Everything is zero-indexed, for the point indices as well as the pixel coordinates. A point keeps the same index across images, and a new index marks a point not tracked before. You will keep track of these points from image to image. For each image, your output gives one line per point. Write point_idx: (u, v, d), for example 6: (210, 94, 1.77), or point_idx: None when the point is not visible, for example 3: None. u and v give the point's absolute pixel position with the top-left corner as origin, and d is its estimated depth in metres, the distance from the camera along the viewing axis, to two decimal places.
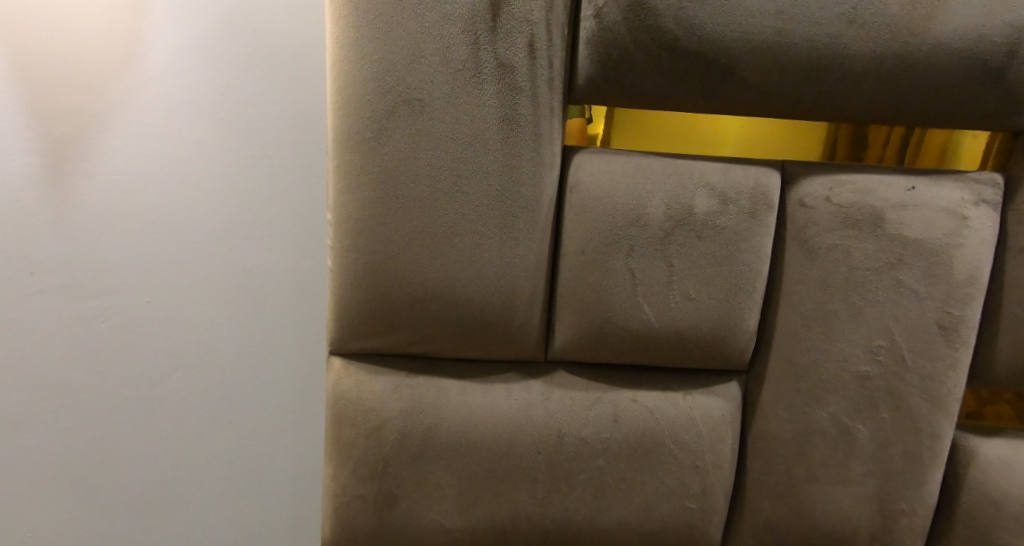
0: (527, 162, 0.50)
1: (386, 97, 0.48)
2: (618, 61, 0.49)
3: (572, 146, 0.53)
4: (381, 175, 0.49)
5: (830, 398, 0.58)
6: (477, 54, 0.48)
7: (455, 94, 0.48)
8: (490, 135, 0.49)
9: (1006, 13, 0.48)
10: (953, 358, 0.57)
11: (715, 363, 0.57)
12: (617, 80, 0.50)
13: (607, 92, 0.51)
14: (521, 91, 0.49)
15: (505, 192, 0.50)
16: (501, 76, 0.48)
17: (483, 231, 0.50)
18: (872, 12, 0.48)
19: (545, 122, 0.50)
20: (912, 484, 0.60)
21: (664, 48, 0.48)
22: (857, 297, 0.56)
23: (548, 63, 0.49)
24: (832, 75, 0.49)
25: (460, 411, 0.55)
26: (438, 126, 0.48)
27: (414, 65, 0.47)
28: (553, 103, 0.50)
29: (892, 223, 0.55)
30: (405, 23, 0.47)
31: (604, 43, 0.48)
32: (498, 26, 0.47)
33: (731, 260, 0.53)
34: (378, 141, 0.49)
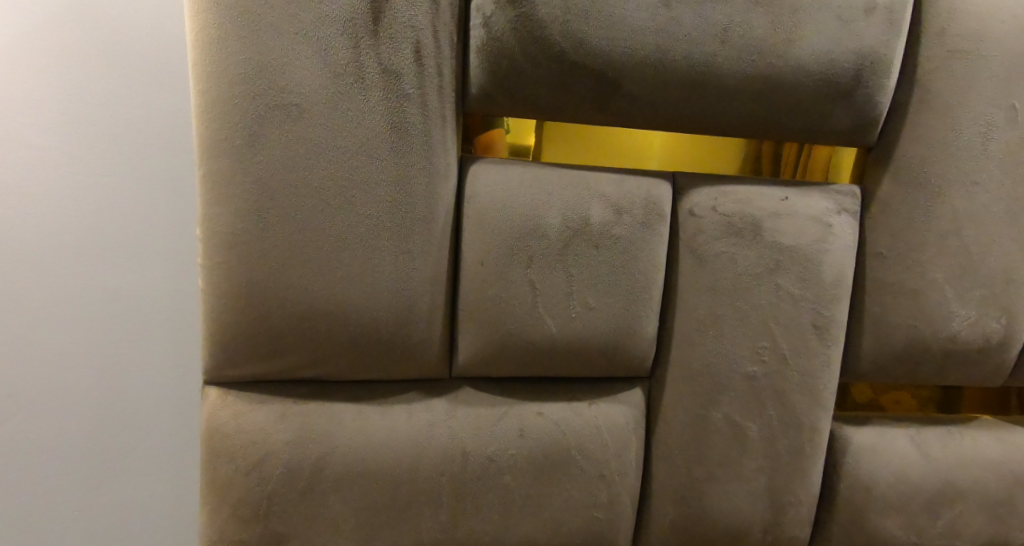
0: (419, 172, 0.48)
1: (260, 101, 0.45)
2: (508, 71, 0.49)
3: (469, 157, 0.52)
4: (255, 185, 0.46)
5: (723, 399, 0.61)
6: (359, 58, 0.45)
7: (336, 100, 0.46)
8: (379, 144, 0.47)
9: (853, 40, 0.53)
10: (826, 355, 0.62)
11: (616, 371, 0.57)
12: (508, 90, 0.49)
13: (500, 102, 0.50)
14: (409, 98, 0.47)
15: (398, 202, 0.48)
16: (386, 82, 0.46)
17: (374, 244, 0.48)
18: (740, 34, 0.51)
19: (436, 131, 0.48)
20: (798, 475, 0.64)
21: (553, 60, 0.48)
22: (742, 302, 0.59)
23: (437, 70, 0.47)
24: (709, 91, 0.52)
25: (357, 437, 0.51)
26: (319, 134, 0.46)
27: (290, 68, 0.45)
28: (444, 111, 0.48)
29: (769, 230, 0.59)
30: (277, 23, 0.44)
31: (493, 53, 0.48)
32: (380, 30, 0.46)
33: (627, 269, 0.54)
34: (251, 148, 0.45)
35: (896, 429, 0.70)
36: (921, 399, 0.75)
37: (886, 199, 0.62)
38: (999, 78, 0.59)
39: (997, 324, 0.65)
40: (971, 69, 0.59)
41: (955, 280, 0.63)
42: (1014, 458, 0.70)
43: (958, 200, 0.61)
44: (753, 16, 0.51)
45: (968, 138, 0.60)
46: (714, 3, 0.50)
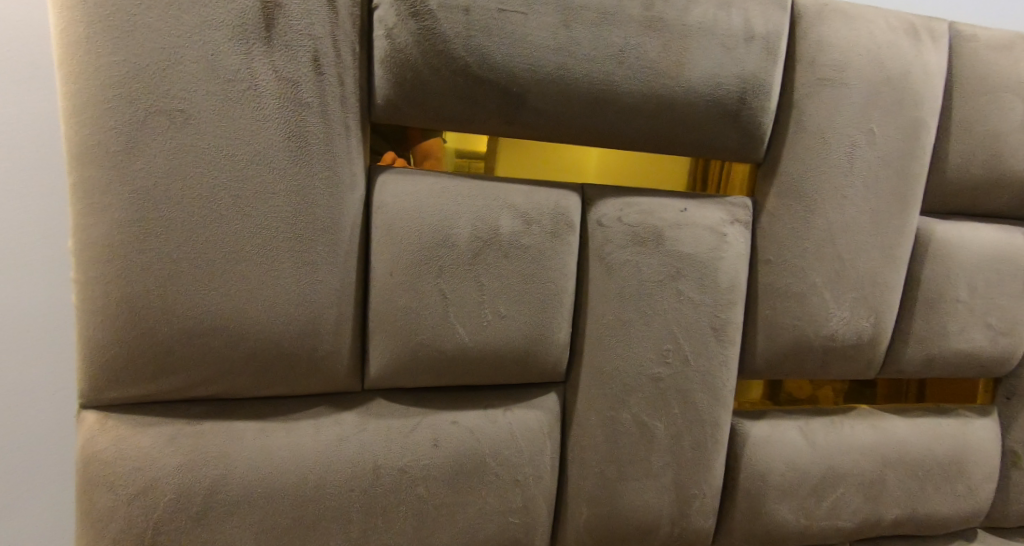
0: (322, 182, 0.47)
1: (139, 106, 0.42)
2: (413, 83, 0.49)
3: (378, 167, 0.52)
4: (136, 194, 0.43)
5: (631, 400, 0.64)
6: (252, 64, 0.44)
7: (227, 107, 0.44)
8: (277, 153, 0.46)
9: (735, 65, 0.58)
10: (723, 355, 0.66)
11: (528, 377, 0.59)
12: (414, 102, 0.50)
13: (407, 113, 0.50)
14: (308, 106, 0.46)
15: (299, 213, 0.47)
16: (282, 90, 0.45)
17: (274, 255, 0.46)
18: (636, 56, 0.54)
19: (339, 140, 0.48)
20: (700, 469, 0.68)
21: (458, 74, 0.49)
22: (647, 307, 0.62)
23: (338, 79, 0.47)
24: (609, 109, 0.55)
25: (259, 456, 0.49)
26: (210, 142, 0.44)
27: (174, 72, 0.43)
28: (348, 121, 0.48)
29: (670, 240, 0.62)
30: (157, 25, 0.42)
31: (398, 64, 0.48)
32: (274, 37, 0.44)
33: (537, 278, 0.55)
34: (130, 155, 0.43)
35: (787, 421, 0.76)
36: (829, 393, 0.80)
37: (772, 211, 0.68)
38: (861, 104, 0.67)
39: (867, 322, 0.72)
40: (837, 96, 0.66)
41: (830, 284, 0.70)
42: (886, 443, 0.79)
43: (831, 211, 0.68)
44: (648, 40, 0.55)
45: (838, 157, 0.67)
46: (612, 26, 0.53)
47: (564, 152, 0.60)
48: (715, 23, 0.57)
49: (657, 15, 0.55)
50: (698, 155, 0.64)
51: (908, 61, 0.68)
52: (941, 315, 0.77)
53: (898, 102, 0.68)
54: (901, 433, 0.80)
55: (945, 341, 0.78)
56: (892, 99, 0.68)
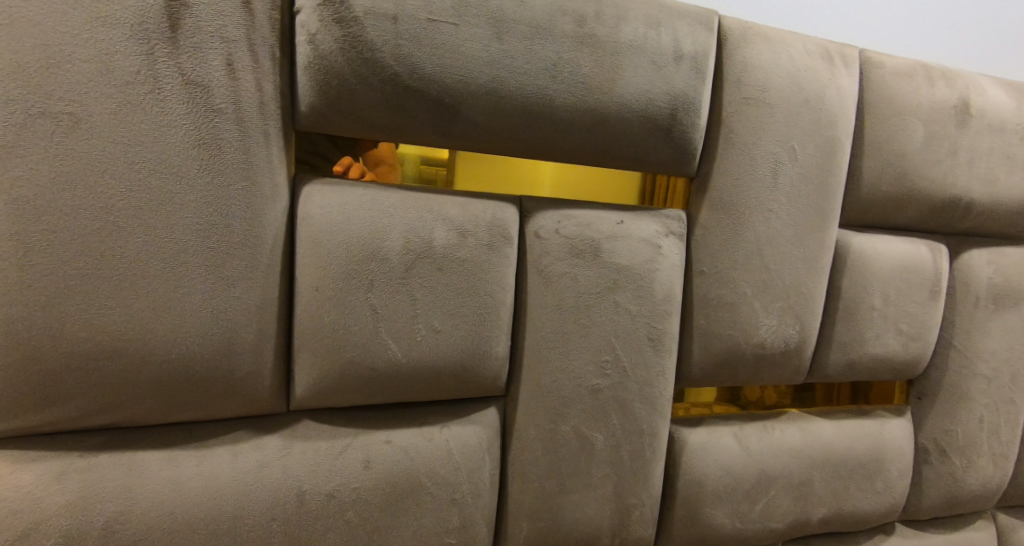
0: (238, 192, 0.45)
1: (17, 108, 0.39)
2: (338, 91, 0.47)
3: (303, 177, 0.50)
4: (15, 205, 0.39)
5: (570, 412, 0.64)
6: (154, 66, 0.41)
7: (126, 111, 0.41)
8: (185, 162, 0.43)
9: (665, 83, 0.60)
10: (660, 365, 0.67)
11: (464, 393, 0.57)
12: (341, 110, 0.48)
13: (333, 121, 0.49)
14: (221, 113, 0.44)
15: (212, 225, 0.44)
16: (190, 95, 0.42)
17: (182, 270, 0.43)
18: (569, 70, 0.55)
19: (257, 149, 0.45)
20: (639, 479, 0.68)
21: (387, 83, 0.48)
22: (585, 319, 0.63)
23: (255, 85, 0.45)
24: (544, 122, 0.56)
25: (168, 487, 0.45)
26: (105, 149, 0.41)
27: (60, 73, 0.39)
28: (268, 128, 0.46)
29: (606, 252, 0.63)
30: (42, 20, 0.38)
31: (322, 72, 0.46)
32: (180, 38, 0.42)
33: (473, 291, 0.55)
34: (8, 161, 0.39)
35: (723, 428, 0.78)
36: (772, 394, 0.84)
37: (704, 223, 0.70)
38: (782, 123, 0.70)
39: (793, 330, 0.76)
40: (761, 114, 0.69)
41: (758, 294, 0.73)
42: (812, 445, 0.82)
43: (758, 224, 0.71)
44: (580, 55, 0.55)
45: (764, 172, 0.70)
46: (545, 40, 0.54)
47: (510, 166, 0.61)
48: (644, 41, 0.59)
49: (589, 31, 0.56)
50: (632, 168, 0.65)
51: (824, 83, 0.72)
52: (859, 322, 0.81)
53: (816, 122, 0.72)
54: (826, 436, 0.83)
55: (863, 346, 0.82)
56: (810, 118, 0.72)
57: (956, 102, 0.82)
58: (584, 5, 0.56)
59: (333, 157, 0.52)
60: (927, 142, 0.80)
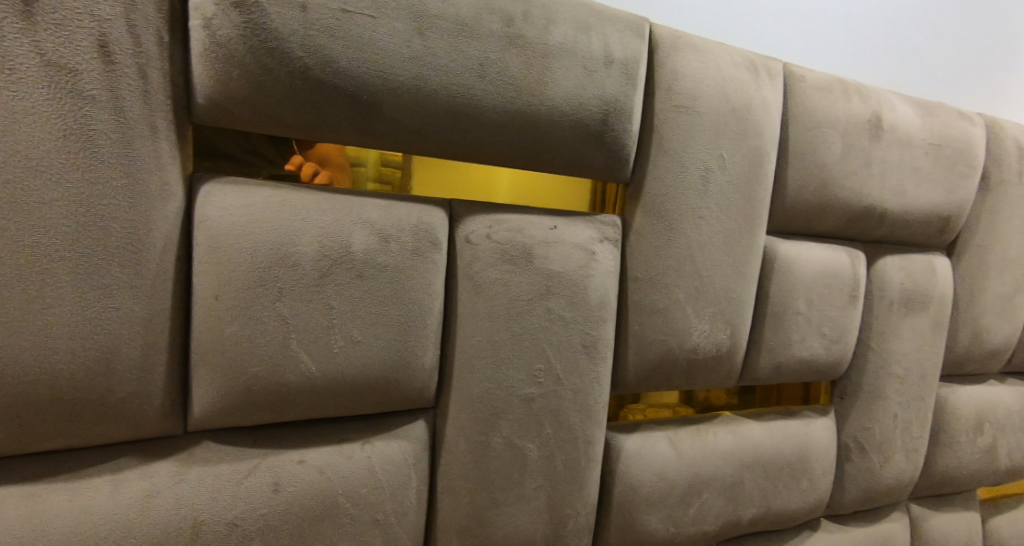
0: (115, 190, 0.41)
1: None
2: (241, 82, 0.44)
3: (197, 175, 0.46)
4: None
5: (502, 423, 0.62)
6: (6, 45, 0.37)
7: None
8: (49, 155, 0.39)
9: (594, 88, 0.60)
10: (595, 372, 0.66)
11: (387, 406, 0.54)
12: (243, 103, 0.45)
13: (235, 115, 0.45)
14: (93, 101, 0.40)
15: (81, 227, 0.40)
16: (52, 79, 0.38)
17: (45, 276, 0.39)
18: (496, 71, 0.54)
19: (140, 142, 0.42)
20: (574, 489, 0.67)
21: (296, 76, 0.45)
22: (517, 326, 0.61)
23: (137, 72, 0.41)
24: (471, 122, 0.54)
25: (34, 521, 0.41)
26: None
27: None
28: (153, 120, 0.42)
29: (539, 257, 0.62)
30: None
31: (219, 60, 0.43)
32: (38, 14, 0.37)
33: (396, 298, 0.52)
34: None
35: (657, 433, 0.79)
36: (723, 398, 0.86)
37: (638, 229, 0.70)
38: (711, 131, 0.72)
39: (724, 335, 0.77)
40: (691, 122, 0.70)
41: (690, 299, 0.73)
42: (743, 448, 0.84)
43: (689, 230, 0.72)
44: (507, 56, 0.54)
45: (695, 179, 0.71)
46: (471, 38, 0.52)
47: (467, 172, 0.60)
48: (574, 45, 0.58)
49: (517, 31, 0.55)
50: (564, 172, 0.64)
51: (750, 94, 0.74)
52: (786, 326, 0.84)
53: (743, 131, 0.74)
54: (756, 438, 0.85)
55: (789, 349, 0.85)
56: (737, 128, 0.73)
57: (870, 116, 0.86)
58: (512, 5, 0.55)
59: (269, 157, 0.50)
60: (844, 153, 0.84)
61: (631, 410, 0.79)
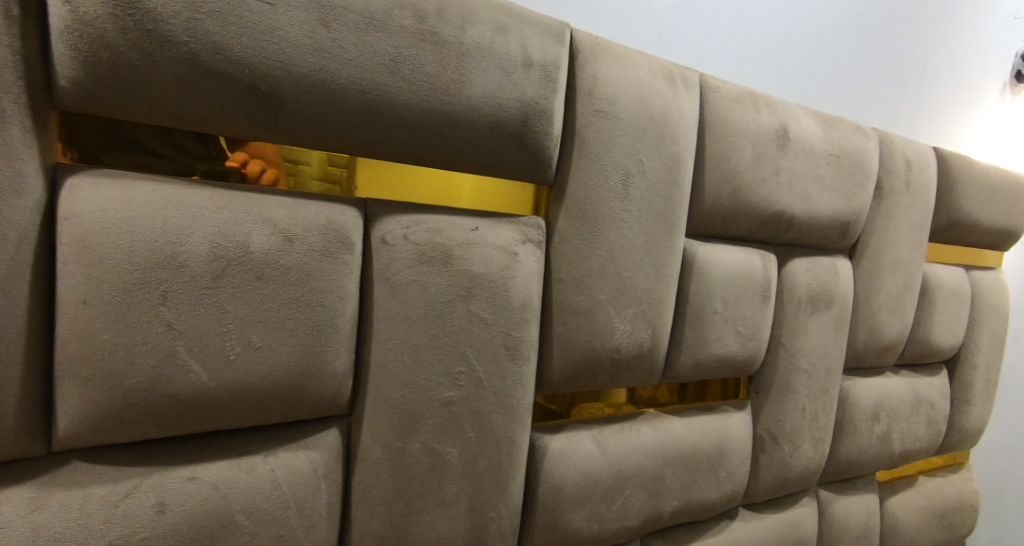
0: None
1: None
2: (112, 66, 0.41)
3: (65, 166, 0.42)
4: None
5: (422, 428, 0.60)
6: None
7: None
8: None
9: (513, 90, 0.60)
10: (518, 374, 0.66)
11: (293, 416, 0.52)
12: (114, 87, 0.42)
13: (106, 101, 0.42)
14: None
15: None
16: None
17: None
18: (409, 68, 0.53)
19: None
20: (496, 492, 0.66)
21: (181, 62, 0.43)
22: (437, 329, 0.60)
23: None
24: (382, 120, 0.53)
25: None
26: None
27: None
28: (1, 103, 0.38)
29: (459, 259, 0.61)
30: None
31: (85, 40, 0.40)
32: None
33: (302, 301, 0.50)
34: None
35: (582, 432, 0.79)
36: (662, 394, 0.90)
37: (561, 232, 0.70)
38: (630, 137, 0.73)
39: (645, 334, 0.79)
40: (611, 127, 0.72)
41: (612, 300, 0.75)
42: (664, 444, 0.86)
43: (611, 233, 0.73)
44: (420, 53, 0.54)
45: (615, 182, 0.72)
46: (381, 32, 0.51)
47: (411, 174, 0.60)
48: (490, 46, 0.58)
49: (430, 28, 0.54)
50: (486, 172, 0.64)
51: (666, 102, 0.77)
52: (704, 325, 0.87)
53: (661, 137, 0.76)
54: (676, 433, 0.88)
55: (707, 347, 0.88)
56: (655, 134, 0.75)
57: (777, 127, 0.91)
58: (425, 3, 0.54)
59: (197, 155, 0.48)
60: (755, 161, 0.88)
61: (586, 408, 0.82)
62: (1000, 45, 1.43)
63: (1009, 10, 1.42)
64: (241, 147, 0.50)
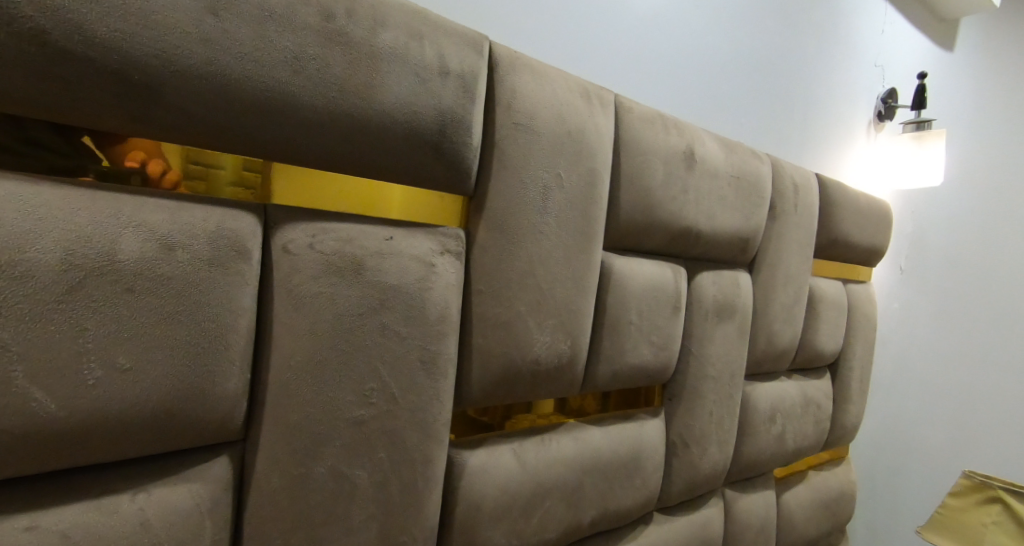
0: None
1: None
2: None
3: None
4: None
5: (327, 451, 0.55)
6: None
7: None
8: None
9: (429, 97, 0.58)
10: (434, 389, 0.63)
11: (171, 446, 0.46)
12: None
13: None
14: None
15: None
16: None
17: None
18: (314, 67, 0.50)
19: None
20: (410, 515, 0.62)
21: (29, 40, 0.38)
22: (345, 343, 0.56)
23: None
24: (284, 120, 0.49)
25: None
26: None
27: None
28: None
29: (371, 269, 0.57)
30: None
31: None
32: None
33: (183, 316, 0.45)
34: None
35: (502, 446, 0.77)
36: (591, 403, 0.91)
37: (481, 242, 0.69)
38: (549, 151, 0.73)
39: (564, 346, 0.79)
40: (530, 140, 0.71)
41: (531, 312, 0.74)
42: (583, 455, 0.86)
43: (530, 245, 0.72)
44: (326, 52, 0.51)
45: (534, 194, 0.72)
46: (280, 28, 0.48)
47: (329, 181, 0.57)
48: (405, 52, 0.56)
49: (337, 28, 0.51)
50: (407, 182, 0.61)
51: (584, 119, 0.78)
52: (620, 336, 0.88)
53: (578, 151, 0.77)
54: (594, 444, 0.88)
55: (623, 358, 0.89)
56: (573, 149, 0.76)
57: (685, 149, 0.95)
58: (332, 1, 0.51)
59: (63, 151, 0.43)
60: (666, 178, 0.92)
61: (521, 420, 0.82)
62: (866, 87, 1.60)
63: (870, 59, 1.60)
64: (136, 146, 0.45)
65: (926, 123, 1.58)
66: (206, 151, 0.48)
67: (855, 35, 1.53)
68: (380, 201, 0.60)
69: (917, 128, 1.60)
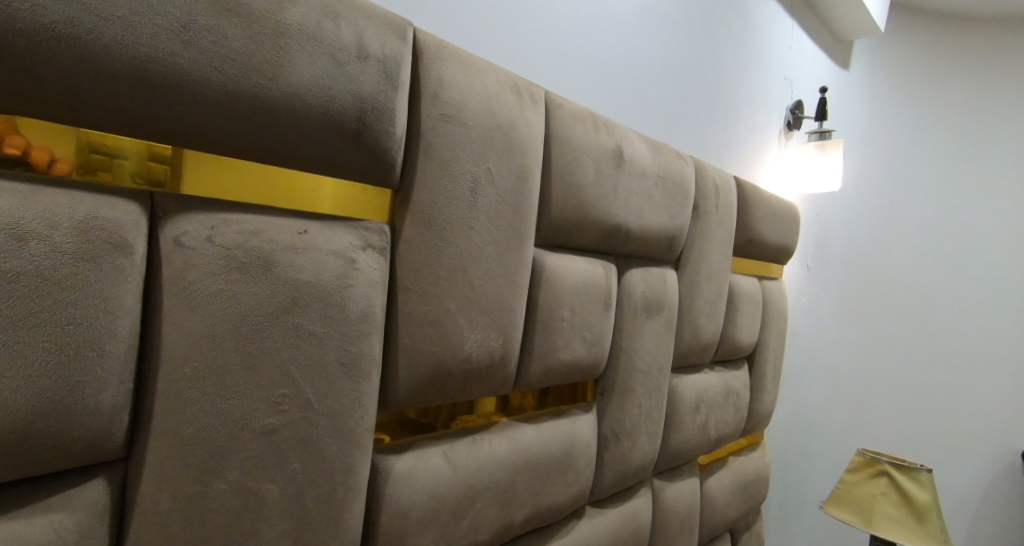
0: None
1: None
2: None
3: None
4: None
5: (228, 465, 0.50)
6: None
7: None
8: None
9: (346, 80, 0.54)
10: (355, 393, 0.59)
11: (28, 470, 0.39)
12: None
13: None
14: None
15: None
16: None
17: None
18: (207, 40, 0.45)
19: None
20: (328, 530, 0.57)
21: None
22: (251, 346, 0.50)
23: None
24: (171, 96, 0.44)
25: None
26: None
27: None
28: None
29: (281, 266, 0.52)
30: None
31: None
32: None
33: (40, 318, 0.39)
34: None
35: (432, 449, 0.74)
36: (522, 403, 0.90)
37: (407, 237, 0.64)
38: (477, 144, 0.70)
39: (495, 344, 0.76)
40: (458, 132, 0.68)
41: (461, 309, 0.71)
42: (515, 455, 0.84)
43: (459, 240, 0.69)
44: (222, 24, 0.45)
45: (463, 187, 0.69)
46: None
47: (236, 171, 0.52)
48: (317, 30, 0.51)
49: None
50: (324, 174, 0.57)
51: (514, 112, 0.75)
52: (552, 333, 0.87)
53: (509, 145, 0.74)
54: (527, 443, 0.87)
55: (555, 355, 0.88)
56: (504, 142, 0.74)
57: (614, 147, 0.95)
58: None
59: None
60: (596, 174, 0.91)
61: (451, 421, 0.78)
62: (778, 97, 1.69)
63: (781, 72, 1.69)
64: (19, 131, 0.40)
65: (826, 133, 1.70)
66: (104, 138, 0.44)
67: (768, 47, 1.61)
68: (293, 194, 0.56)
69: (820, 138, 1.71)
